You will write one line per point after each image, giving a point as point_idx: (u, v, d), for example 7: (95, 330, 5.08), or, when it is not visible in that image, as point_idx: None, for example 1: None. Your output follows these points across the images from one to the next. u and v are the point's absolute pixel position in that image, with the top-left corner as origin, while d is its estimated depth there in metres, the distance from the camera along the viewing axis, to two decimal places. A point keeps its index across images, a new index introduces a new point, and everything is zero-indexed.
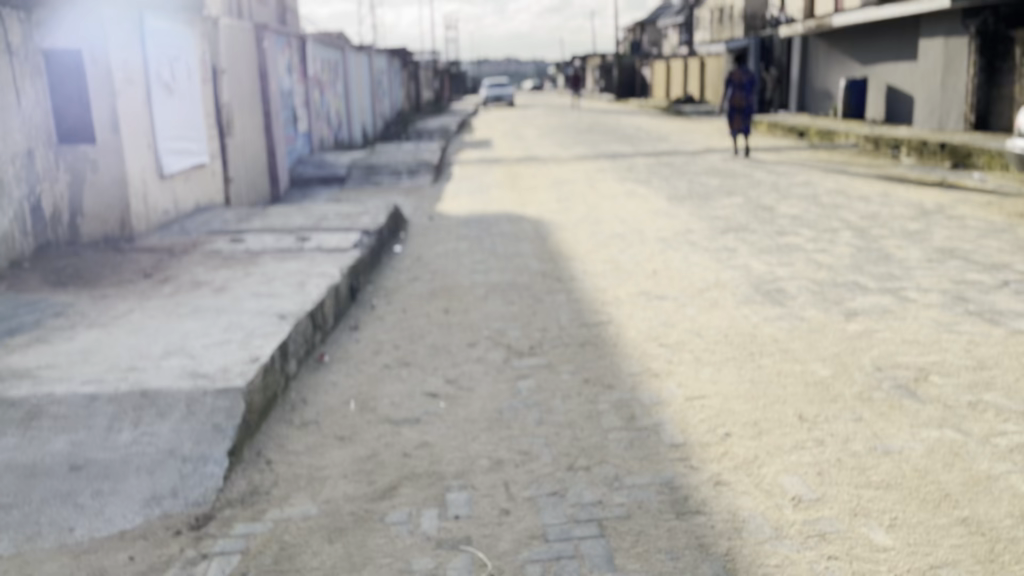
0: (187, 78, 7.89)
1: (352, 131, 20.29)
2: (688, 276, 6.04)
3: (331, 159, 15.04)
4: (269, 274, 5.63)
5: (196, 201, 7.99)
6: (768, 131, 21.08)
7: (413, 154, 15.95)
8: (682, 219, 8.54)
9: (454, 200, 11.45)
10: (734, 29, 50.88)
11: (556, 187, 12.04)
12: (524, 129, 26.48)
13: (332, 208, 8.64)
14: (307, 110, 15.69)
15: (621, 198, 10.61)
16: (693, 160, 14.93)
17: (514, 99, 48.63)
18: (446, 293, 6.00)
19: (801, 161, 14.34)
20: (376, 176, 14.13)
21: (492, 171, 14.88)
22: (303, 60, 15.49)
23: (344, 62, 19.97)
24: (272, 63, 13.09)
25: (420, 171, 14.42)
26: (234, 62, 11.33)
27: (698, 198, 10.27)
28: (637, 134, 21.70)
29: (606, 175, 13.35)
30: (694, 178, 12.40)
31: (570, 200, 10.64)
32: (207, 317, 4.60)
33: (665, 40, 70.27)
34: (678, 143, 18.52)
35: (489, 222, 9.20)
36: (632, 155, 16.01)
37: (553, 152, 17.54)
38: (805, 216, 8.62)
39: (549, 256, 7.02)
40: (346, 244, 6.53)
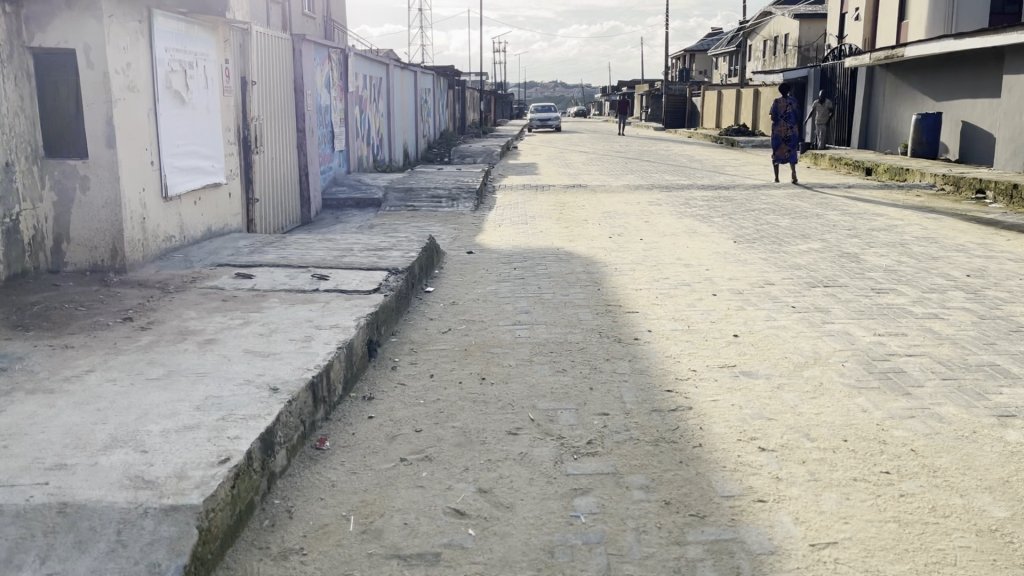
0: (204, 87, 7.03)
1: (393, 152, 19.53)
2: (778, 346, 4.97)
3: (367, 181, 14.18)
4: (271, 324, 4.66)
5: (206, 226, 7.10)
6: (831, 167, 19.84)
7: (454, 178, 15.03)
8: (757, 267, 7.44)
9: (496, 232, 10.47)
10: (789, 59, 49.49)
11: (609, 222, 11.00)
12: (571, 155, 25.52)
13: (359, 238, 7.71)
14: (346, 129, 14.89)
15: (681, 237, 9.53)
16: (756, 195, 13.78)
17: (560, 124, 47.76)
18: (484, 352, 4.98)
19: (876, 200, 13.12)
20: (414, 200, 13.22)
21: (539, 200, 13.89)
22: (344, 75, 14.74)
23: (388, 80, 19.23)
24: (309, 78, 12.29)
25: (461, 196, 13.49)
26: (265, 75, 10.54)
27: (770, 241, 9.15)
28: (690, 164, 20.61)
29: (663, 209, 12.25)
30: (761, 216, 11.27)
31: (625, 237, 9.58)
32: (180, 384, 3.64)
33: (715, 69, 69.07)
34: (736, 176, 17.40)
35: (535, 260, 8.18)
36: (688, 187, 14.91)
37: (603, 181, 16.50)
38: (901, 268, 7.46)
39: (606, 308, 5.98)
40: (368, 287, 5.55)
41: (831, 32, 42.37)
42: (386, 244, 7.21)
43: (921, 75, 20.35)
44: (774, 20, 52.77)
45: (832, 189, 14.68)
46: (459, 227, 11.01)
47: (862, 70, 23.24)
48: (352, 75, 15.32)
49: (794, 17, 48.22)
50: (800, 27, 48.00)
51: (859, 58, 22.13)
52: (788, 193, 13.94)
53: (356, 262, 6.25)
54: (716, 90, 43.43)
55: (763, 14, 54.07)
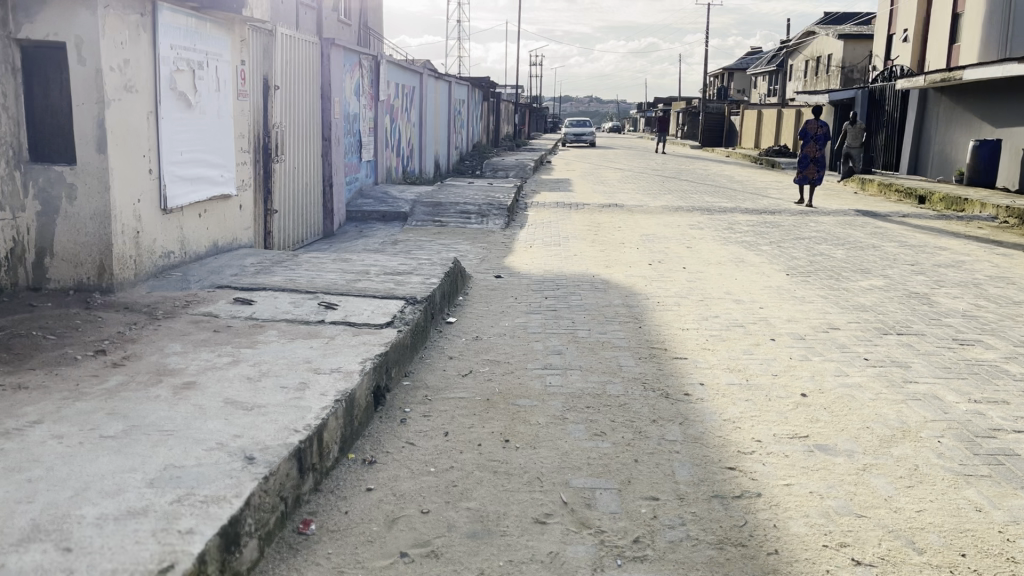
0: (215, 90, 6.43)
1: (423, 163, 18.97)
2: (857, 412, 4.21)
3: (394, 193, 13.60)
4: (262, 365, 4.00)
5: (212, 241, 6.52)
6: (880, 193, 18.93)
7: (485, 193, 14.39)
8: (816, 307, 6.68)
9: (527, 253, 9.81)
10: (831, 80, 48.41)
11: (648, 246, 10.27)
12: (607, 172, 24.78)
13: (377, 258, 7.07)
14: (374, 139, 14.33)
15: (728, 267, 8.78)
16: (805, 222, 12.96)
17: (595, 139, 47.01)
18: (510, 404, 4.29)
19: (935, 231, 12.25)
20: (442, 215, 12.60)
21: (573, 219, 13.21)
22: (375, 82, 14.19)
23: (421, 89, 18.69)
24: (336, 84, 11.73)
25: (491, 213, 12.85)
26: (289, 80, 9.99)
27: (825, 275, 8.37)
28: (731, 185, 19.80)
29: (705, 234, 11.51)
30: (812, 246, 10.48)
31: (667, 264, 8.86)
32: (139, 447, 2.99)
33: (754, 88, 67.97)
34: (781, 199, 16.56)
35: (568, 288, 7.49)
36: (731, 210, 14.13)
37: (640, 200, 15.78)
38: (980, 313, 6.66)
39: (649, 352, 5.27)
40: (380, 320, 4.89)
41: (877, 53, 41.30)
42: (405, 266, 6.57)
43: (979, 100, 19.40)
44: (817, 40, 51.73)
45: (886, 217, 13.82)
46: (488, 247, 10.35)
47: (914, 93, 22.29)
48: (384, 82, 14.78)
49: (838, 37, 47.16)
50: (844, 48, 46.92)
51: (912, 80, 21.20)
52: (839, 220, 13.10)
53: (370, 289, 5.60)
54: (756, 109, 42.49)
55: (806, 33, 53.05)
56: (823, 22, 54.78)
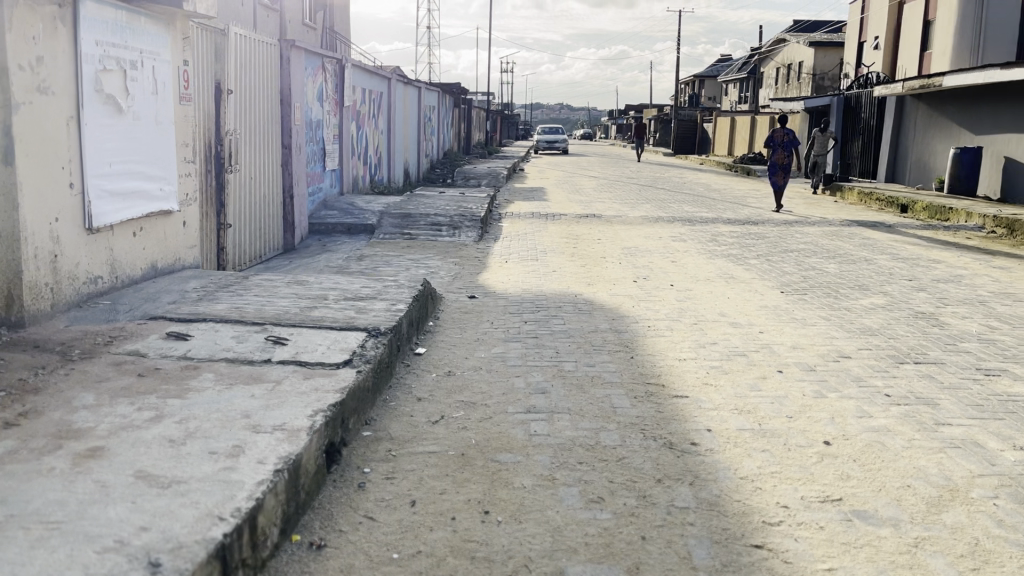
0: (152, 93, 5.75)
1: (392, 172, 18.29)
2: (893, 466, 3.61)
3: (361, 204, 12.89)
4: (190, 422, 3.32)
5: (150, 263, 5.81)
6: (860, 201, 18.59)
7: (457, 203, 13.74)
8: (820, 331, 6.11)
9: (502, 269, 9.17)
10: (802, 87, 48.45)
11: (631, 261, 9.69)
12: (581, 180, 24.23)
13: (338, 280, 6.38)
14: (339, 147, 13.64)
15: (718, 284, 8.22)
16: (790, 233, 12.47)
17: (568, 147, 46.53)
18: (488, 461, 3.64)
19: (924, 242, 11.80)
20: (411, 227, 11.93)
21: (550, 230, 12.59)
22: (340, 87, 13.50)
23: (389, 94, 18.01)
24: (297, 88, 11.04)
25: (464, 224, 12.20)
26: (243, 84, 9.31)
27: (822, 293, 7.83)
28: (709, 194, 19.33)
29: (689, 247, 10.96)
30: (801, 260, 9.97)
31: (652, 281, 8.28)
32: (9, 551, 2.30)
33: (725, 95, 68.04)
34: (761, 208, 16.10)
35: (549, 310, 6.86)
36: (712, 221, 13.63)
37: (618, 210, 15.23)
38: (996, 335, 6.13)
39: (644, 390, 4.65)
40: (337, 358, 4.21)
41: (848, 60, 41.30)
42: (368, 289, 5.89)
43: (958, 106, 19.12)
44: (788, 47, 51.79)
45: (871, 227, 13.40)
46: (460, 262, 9.69)
47: (891, 99, 22.01)
48: (349, 87, 14.09)
49: (809, 44, 47.19)
50: (815, 55, 46.95)
51: (889, 87, 20.92)
52: (825, 231, 12.63)
53: (327, 319, 4.92)
54: (729, 117, 42.30)
55: (777, 40, 53.10)
56: (793, 30, 54.90)
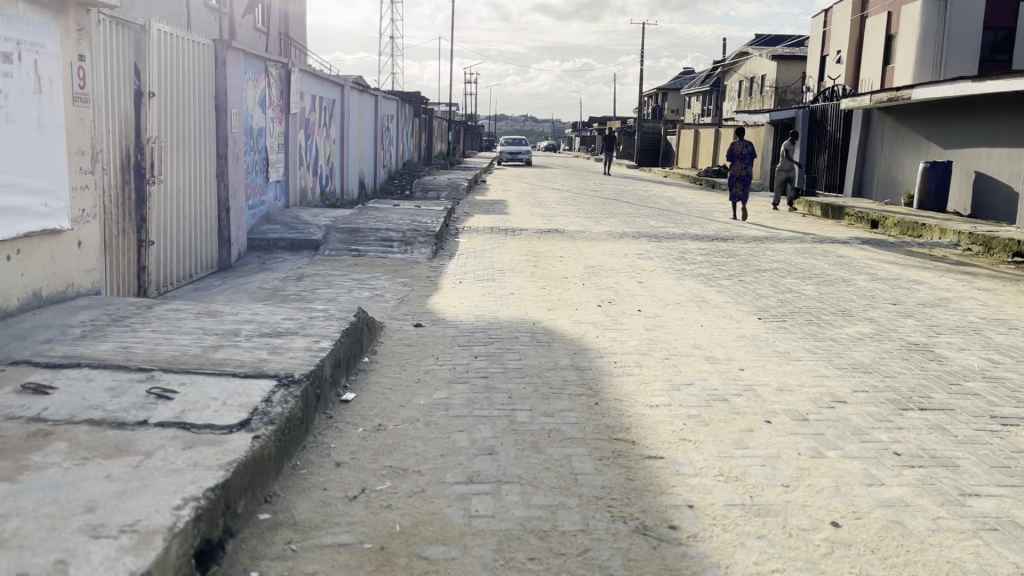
0: (35, 92, 4.90)
1: (345, 183, 17.43)
2: (922, 559, 2.90)
3: (307, 218, 12.03)
4: (7, 523, 2.47)
5: (30, 290, 4.93)
6: (829, 217, 18.15)
7: (411, 217, 12.92)
8: (808, 369, 5.42)
9: (455, 291, 8.39)
10: (765, 101, 48.50)
11: (595, 281, 8.98)
12: (543, 193, 23.54)
13: (259, 309, 5.54)
14: (285, 157, 12.77)
15: (690, 309, 7.52)
16: (761, 250, 11.88)
17: (531, 159, 45.97)
18: (415, 559, 2.85)
19: (899, 260, 11.28)
20: (360, 243, 11.10)
21: (509, 247, 11.84)
22: (286, 93, 12.66)
23: (343, 102, 17.16)
24: (234, 93, 10.19)
25: (417, 240, 11.40)
26: (168, 87, 8.44)
27: (802, 320, 7.17)
28: (675, 208, 18.74)
29: (657, 265, 10.29)
30: (775, 280, 9.35)
31: (618, 306, 7.55)
32: None
33: (688, 108, 68.17)
34: (729, 223, 15.52)
35: (503, 339, 6.09)
36: (680, 237, 13.02)
37: (582, 225, 14.54)
38: (1001, 371, 5.49)
39: (611, 449, 3.88)
40: (231, 419, 3.40)
41: (810, 74, 41.31)
42: (290, 321, 5.07)
43: (926, 120, 18.81)
44: (751, 60, 51.90)
45: (844, 243, 12.87)
46: (410, 283, 8.89)
47: (858, 113, 21.68)
48: (296, 93, 13.23)
49: (772, 58, 47.25)
50: (777, 69, 47.01)
51: (856, 99, 20.57)
52: (797, 249, 12.06)
53: (231, 364, 4.09)
54: (693, 129, 42.07)
55: (740, 53, 53.23)
56: (755, 43, 55.12)
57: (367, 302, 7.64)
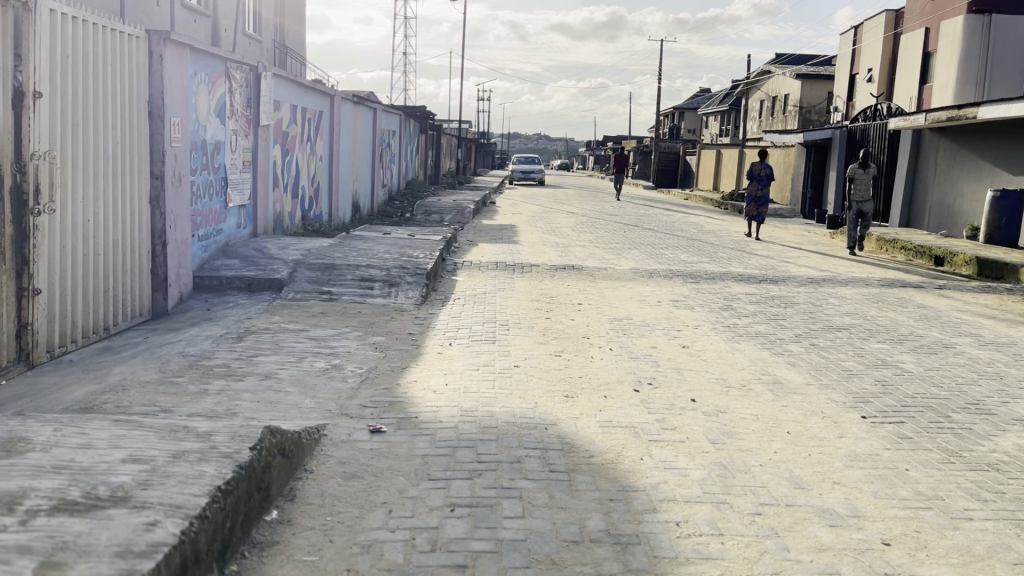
0: None
1: (333, 206, 15.44)
2: None
3: (274, 250, 10.02)
4: None
5: None
6: (884, 251, 16.02)
7: (400, 249, 10.87)
8: (997, 546, 3.29)
9: (441, 359, 6.31)
10: (789, 121, 46.44)
11: (629, 346, 6.90)
12: (556, 217, 21.51)
13: (108, 426, 3.47)
14: (252, 177, 10.77)
15: (763, 401, 5.41)
16: (822, 297, 9.80)
17: (544, 178, 43.98)
18: None
19: (997, 313, 9.15)
20: (333, 284, 9.07)
21: (516, 289, 9.76)
22: (254, 101, 10.66)
23: (333, 114, 15.18)
24: (177, 99, 8.20)
25: (403, 279, 9.34)
26: (70, 85, 6.47)
27: (927, 421, 5.04)
28: (706, 238, 16.67)
29: (701, 321, 8.20)
30: (859, 346, 7.22)
31: (663, 392, 5.45)
32: None
33: (706, 127, 66.16)
34: (773, 260, 13.42)
35: (499, 464, 3.99)
36: (721, 277, 10.94)
37: (602, 259, 12.49)
38: None
39: None
40: None
41: (839, 93, 39.25)
42: (131, 464, 2.98)
43: (995, 142, 16.64)
44: (774, 79, 49.86)
45: (918, 287, 10.76)
46: (385, 344, 6.83)
47: (908, 133, 19.55)
48: (271, 101, 11.25)
49: (797, 76, 45.22)
50: (802, 88, 44.95)
51: (907, 118, 18.46)
52: (866, 296, 9.95)
53: None
54: (714, 149, 40.04)
55: (762, 71, 51.26)
56: (777, 62, 53.13)
57: (317, 382, 5.57)
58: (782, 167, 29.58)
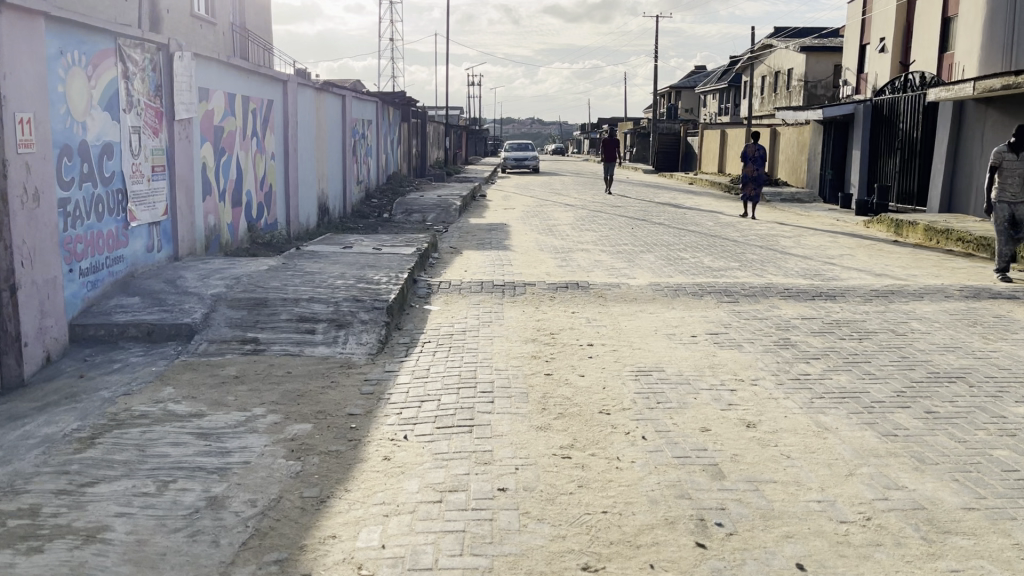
0: None
1: (293, 210, 13.22)
2: None
3: (193, 279, 7.79)
4: None
5: None
6: (935, 242, 13.82)
7: (358, 269, 8.63)
8: None
9: (386, 474, 4.09)
10: (793, 97, 44.09)
11: (670, 430, 4.70)
12: (553, 211, 19.25)
13: None
14: (168, 185, 8.54)
15: (915, 563, 3.21)
16: (900, 320, 7.59)
17: (538, 165, 41.60)
18: None
19: None
20: (263, 329, 6.85)
21: (506, 321, 7.52)
22: (165, 89, 8.41)
23: (288, 101, 12.91)
24: (30, 88, 5.95)
25: (357, 314, 7.12)
26: None
27: None
28: (728, 235, 14.44)
29: (758, 371, 5.98)
30: (997, 412, 5.03)
31: (745, 554, 3.25)
32: None
33: (704, 107, 63.70)
34: (813, 263, 11.24)
35: None
36: (764, 292, 8.72)
37: (610, 269, 10.28)
38: None
39: None
40: None
41: (849, 66, 36.86)
42: None
43: None
44: (775, 54, 47.47)
45: (1012, 298, 8.57)
46: (309, 441, 4.62)
47: (947, 105, 17.28)
48: (191, 88, 9.00)
49: (800, 50, 42.84)
50: (806, 62, 42.58)
51: (950, 88, 16.17)
52: (956, 317, 7.74)
53: None
54: (718, 130, 37.73)
55: (762, 46, 48.85)
56: (777, 37, 50.72)
57: (170, 545, 3.36)
58: (795, 145, 27.29)
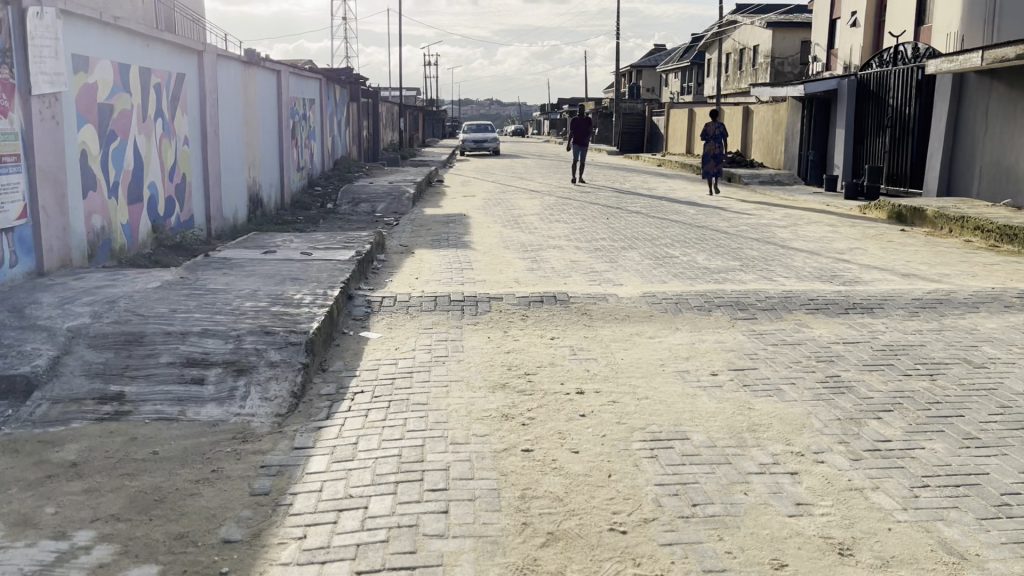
0: None
1: (214, 203, 11.23)
2: None
3: (50, 306, 5.86)
4: None
5: None
6: (946, 231, 12.35)
7: (276, 285, 6.76)
8: None
9: None
10: (759, 75, 42.71)
11: (727, 572, 2.97)
12: (516, 198, 17.48)
13: None
14: (25, 179, 6.58)
15: None
16: (967, 344, 5.96)
17: (499, 147, 39.72)
18: None
19: None
20: (132, 379, 4.98)
21: (465, 356, 5.73)
22: (17, 53, 6.46)
23: (205, 76, 10.91)
24: None
25: (265, 354, 5.28)
26: None
27: None
28: (716, 225, 12.80)
29: (818, 436, 4.27)
30: None
31: None
32: None
33: (666, 86, 62.16)
34: (823, 261, 9.63)
35: None
36: (784, 304, 7.04)
37: (589, 274, 8.55)
38: None
39: None
40: None
41: (819, 41, 35.43)
42: None
43: None
44: (739, 31, 46.03)
45: None
46: None
47: (945, 78, 15.82)
48: (58, 54, 7.04)
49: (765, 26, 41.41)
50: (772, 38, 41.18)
51: (952, 59, 14.65)
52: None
53: None
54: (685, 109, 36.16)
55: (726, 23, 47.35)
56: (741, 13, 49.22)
57: None
58: (770, 125, 25.81)
